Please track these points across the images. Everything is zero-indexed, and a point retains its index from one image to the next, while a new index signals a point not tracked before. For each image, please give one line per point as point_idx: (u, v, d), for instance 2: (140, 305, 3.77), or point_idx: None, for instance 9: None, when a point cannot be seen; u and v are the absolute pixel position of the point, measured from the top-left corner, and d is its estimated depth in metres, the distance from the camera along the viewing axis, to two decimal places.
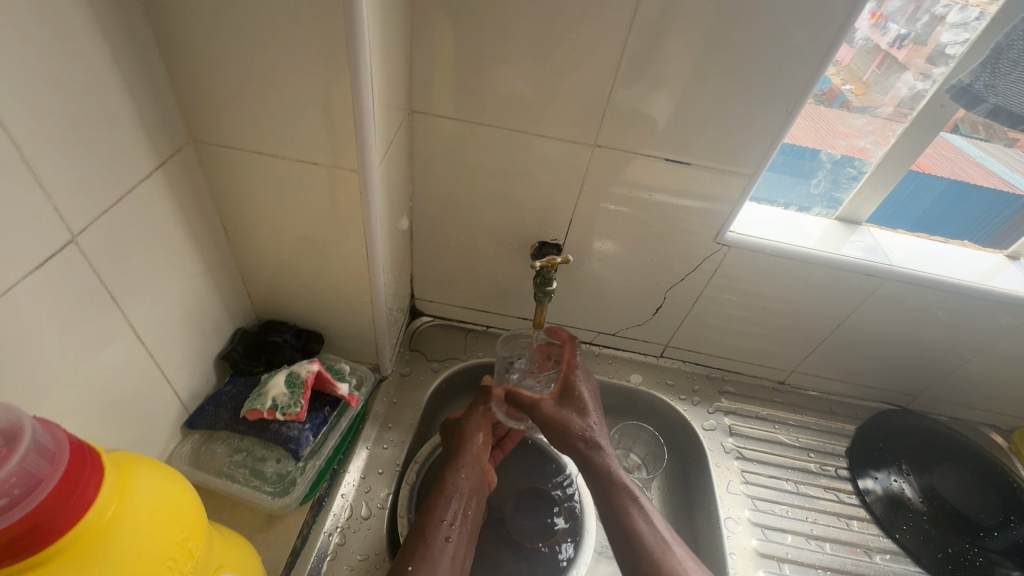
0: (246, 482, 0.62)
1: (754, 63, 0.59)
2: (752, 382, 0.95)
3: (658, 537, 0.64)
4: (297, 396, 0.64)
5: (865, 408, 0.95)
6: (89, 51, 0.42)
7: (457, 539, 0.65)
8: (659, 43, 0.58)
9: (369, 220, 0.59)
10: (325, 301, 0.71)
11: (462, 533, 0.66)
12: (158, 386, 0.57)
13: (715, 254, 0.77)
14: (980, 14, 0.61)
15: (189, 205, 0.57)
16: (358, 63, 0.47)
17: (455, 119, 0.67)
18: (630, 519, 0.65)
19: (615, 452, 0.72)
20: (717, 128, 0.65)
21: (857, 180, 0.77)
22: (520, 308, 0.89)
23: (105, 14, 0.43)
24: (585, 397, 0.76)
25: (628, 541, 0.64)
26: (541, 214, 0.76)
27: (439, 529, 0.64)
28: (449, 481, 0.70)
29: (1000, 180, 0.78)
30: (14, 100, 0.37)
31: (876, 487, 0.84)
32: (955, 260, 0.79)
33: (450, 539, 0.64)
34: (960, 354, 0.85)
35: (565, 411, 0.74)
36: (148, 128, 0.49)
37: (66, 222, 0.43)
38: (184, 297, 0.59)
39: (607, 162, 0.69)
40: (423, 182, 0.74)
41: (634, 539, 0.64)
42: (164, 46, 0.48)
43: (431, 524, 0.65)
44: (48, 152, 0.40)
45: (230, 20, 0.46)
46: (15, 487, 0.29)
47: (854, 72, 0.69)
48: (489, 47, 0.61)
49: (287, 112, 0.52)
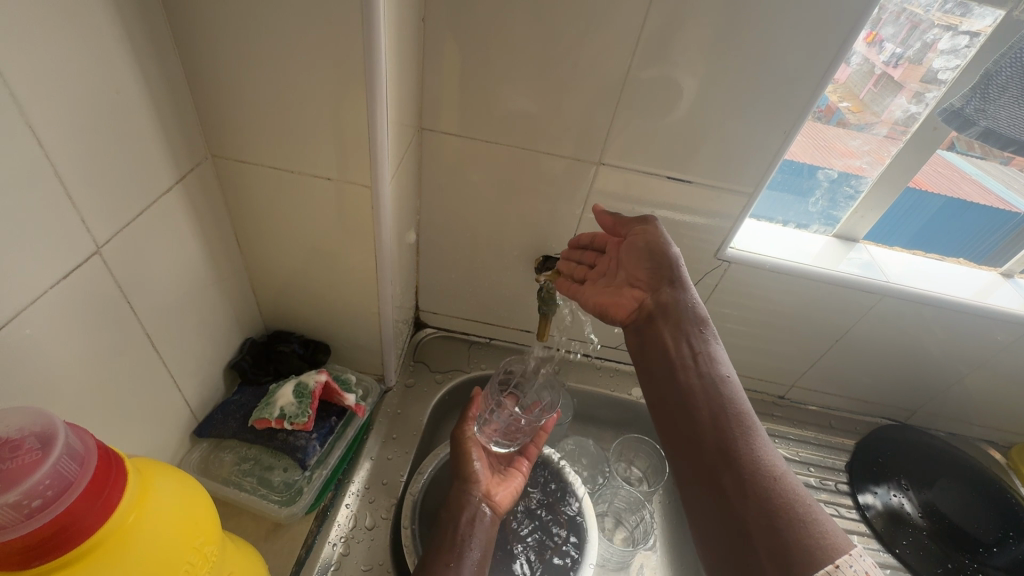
0: (254, 490, 0.63)
1: (753, 84, 0.61)
2: (751, 397, 0.96)
3: (778, 462, 0.49)
4: (304, 406, 0.66)
5: (865, 423, 0.96)
6: (120, 71, 0.44)
7: (460, 565, 0.62)
8: (661, 64, 0.61)
9: (379, 233, 0.61)
10: (333, 313, 0.72)
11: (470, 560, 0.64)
12: (170, 394, 0.59)
13: (715, 269, 0.79)
14: (969, 41, 0.63)
15: (206, 217, 0.59)
16: (374, 83, 0.49)
17: (463, 136, 0.69)
18: (741, 446, 0.50)
19: (731, 367, 0.57)
20: (718, 147, 0.67)
21: (854, 199, 0.79)
22: (523, 321, 0.90)
23: (134, 36, 0.45)
24: (695, 297, 0.61)
25: (724, 469, 0.50)
26: (546, 230, 0.77)
27: (440, 554, 0.62)
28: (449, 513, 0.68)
29: (997, 198, 0.79)
30: (52, 118, 0.39)
31: (876, 502, 0.84)
32: (950, 277, 0.81)
33: (453, 565, 0.62)
34: (958, 370, 0.86)
35: (667, 308, 0.61)
36: (171, 143, 0.51)
37: (92, 233, 0.45)
38: (197, 307, 0.60)
39: (611, 180, 0.71)
40: (431, 197, 0.76)
41: (739, 472, 0.49)
42: (187, 65, 0.50)
43: (434, 552, 0.63)
44: (79, 164, 0.42)
45: (251, 42, 0.48)
46: (47, 490, 0.31)
47: (851, 90, 0.70)
48: (496, 68, 0.63)
49: (303, 130, 0.54)
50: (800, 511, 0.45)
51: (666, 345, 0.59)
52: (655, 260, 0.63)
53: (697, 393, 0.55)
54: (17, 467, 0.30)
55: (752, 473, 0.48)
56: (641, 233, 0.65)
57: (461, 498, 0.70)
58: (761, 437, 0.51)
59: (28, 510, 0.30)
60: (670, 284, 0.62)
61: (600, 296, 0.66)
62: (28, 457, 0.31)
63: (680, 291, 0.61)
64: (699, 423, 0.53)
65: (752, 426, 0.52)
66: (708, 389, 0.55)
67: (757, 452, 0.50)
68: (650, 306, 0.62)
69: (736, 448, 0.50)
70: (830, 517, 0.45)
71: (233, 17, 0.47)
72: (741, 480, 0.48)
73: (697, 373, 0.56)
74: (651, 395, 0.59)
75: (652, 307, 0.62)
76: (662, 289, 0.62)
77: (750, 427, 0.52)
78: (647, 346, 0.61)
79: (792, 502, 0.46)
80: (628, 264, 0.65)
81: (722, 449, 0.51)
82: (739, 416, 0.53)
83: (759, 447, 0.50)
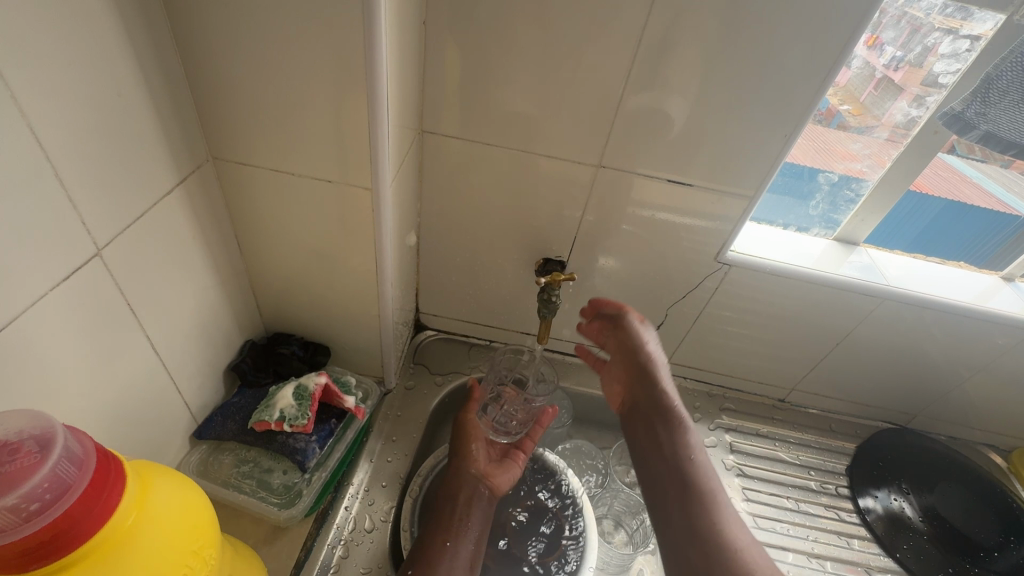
0: (253, 492, 0.63)
1: (753, 88, 0.61)
2: (752, 401, 0.96)
3: (742, 534, 0.54)
4: (304, 408, 0.65)
5: (865, 427, 0.96)
6: (122, 73, 0.44)
7: (456, 544, 0.65)
8: (661, 67, 0.61)
9: (380, 236, 0.61)
10: (333, 315, 0.72)
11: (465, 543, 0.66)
12: (170, 396, 0.59)
13: (716, 272, 0.79)
14: (970, 45, 0.63)
15: (207, 219, 0.59)
16: (375, 86, 0.49)
17: (463, 139, 0.69)
18: (705, 520, 0.55)
19: (702, 449, 0.62)
20: (719, 150, 0.67)
21: (855, 203, 0.79)
22: (523, 324, 0.90)
23: (135, 38, 0.45)
24: (668, 386, 0.67)
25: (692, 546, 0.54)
26: (546, 232, 0.77)
27: (437, 533, 0.65)
28: (446, 489, 0.70)
29: (997, 201, 0.79)
30: (53, 120, 0.39)
31: (877, 506, 0.84)
32: (951, 281, 0.81)
33: (450, 541, 0.65)
34: (959, 374, 0.86)
35: (642, 400, 0.68)
36: (172, 145, 0.51)
37: (93, 235, 0.45)
38: (197, 308, 0.60)
39: (611, 183, 0.71)
40: (431, 199, 0.76)
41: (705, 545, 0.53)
42: (189, 67, 0.50)
43: (432, 530, 0.65)
44: (80, 166, 0.42)
45: (253, 44, 0.48)
46: (46, 492, 0.31)
47: (852, 92, 0.70)
48: (497, 70, 0.63)
49: (304, 132, 0.54)
50: None
51: (641, 436, 0.66)
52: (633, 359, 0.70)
53: (669, 480, 0.60)
54: (16, 470, 0.30)
55: (715, 544, 0.53)
56: (623, 337, 0.72)
57: (459, 473, 0.72)
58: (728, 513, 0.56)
59: (26, 513, 0.30)
60: (642, 379, 0.69)
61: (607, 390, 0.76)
62: (27, 460, 0.31)
63: (653, 386, 0.67)
64: (670, 509, 0.58)
65: (720, 506, 0.56)
66: (677, 471, 0.60)
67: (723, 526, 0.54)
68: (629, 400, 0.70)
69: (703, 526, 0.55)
70: None
71: (235, 20, 0.47)
72: (704, 552, 0.53)
73: (667, 459, 0.62)
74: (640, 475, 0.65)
75: (630, 402, 0.70)
76: (637, 385, 0.69)
77: (720, 508, 0.56)
78: (631, 436, 0.68)
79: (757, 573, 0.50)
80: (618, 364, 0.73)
81: (689, 522, 0.56)
82: (707, 495, 0.57)
83: (724, 523, 0.55)
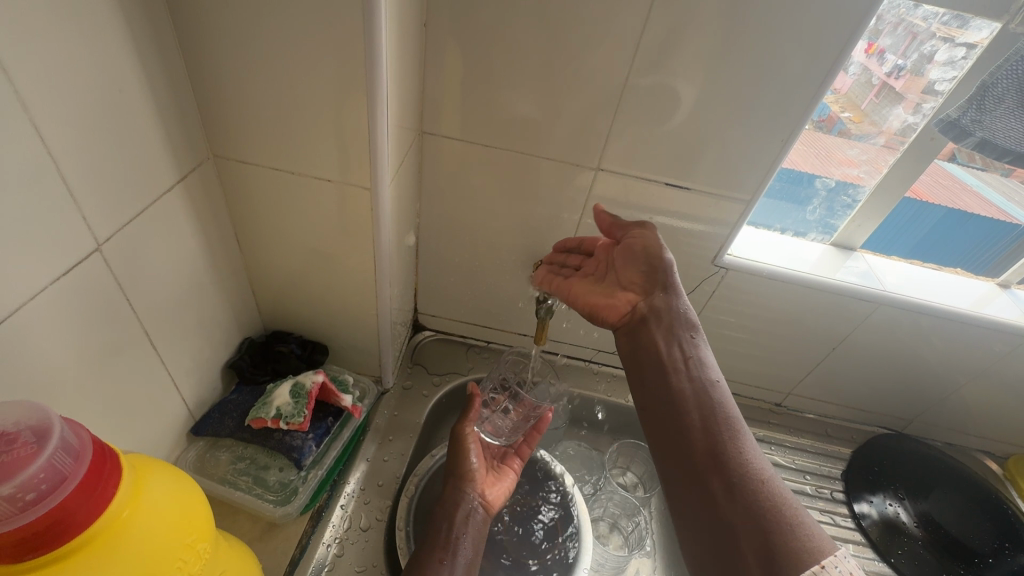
0: (249, 489, 0.64)
1: (750, 92, 0.62)
2: (748, 405, 0.96)
3: (766, 469, 0.52)
4: (301, 406, 0.65)
5: (862, 432, 0.96)
6: (124, 69, 0.45)
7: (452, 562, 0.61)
8: (660, 69, 0.61)
9: (378, 235, 0.61)
10: (331, 315, 0.72)
11: (464, 556, 0.63)
12: (167, 392, 0.59)
13: (713, 276, 0.79)
14: (967, 53, 0.63)
15: (207, 215, 0.59)
16: (375, 86, 0.50)
17: (462, 140, 0.70)
18: (731, 447, 0.53)
19: (720, 372, 0.60)
20: (715, 155, 0.67)
21: (851, 208, 0.79)
22: (521, 325, 0.90)
23: (138, 37, 0.45)
24: (687, 305, 0.64)
25: (716, 505, 0.50)
26: (545, 234, 0.78)
27: (434, 551, 0.61)
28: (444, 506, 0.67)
29: (997, 209, 0.79)
30: (56, 118, 0.40)
31: (872, 511, 0.84)
32: (946, 287, 0.81)
33: (446, 560, 0.61)
34: (955, 381, 0.86)
35: (655, 308, 0.64)
36: (173, 143, 0.52)
37: (94, 230, 0.45)
38: (196, 305, 0.60)
39: (610, 186, 0.72)
40: (430, 200, 0.76)
41: (729, 482, 0.51)
42: (191, 66, 0.51)
43: (428, 548, 0.62)
44: (84, 160, 0.43)
45: (252, 43, 0.49)
46: (42, 483, 0.31)
47: (853, 100, 0.71)
48: (497, 73, 0.64)
49: (302, 131, 0.54)
50: (780, 512, 0.47)
51: (660, 349, 0.62)
52: (648, 266, 0.64)
53: (694, 406, 0.57)
54: (12, 460, 0.31)
55: (737, 471, 0.51)
56: (638, 236, 0.65)
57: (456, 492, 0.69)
58: (750, 444, 0.54)
59: (22, 503, 0.30)
60: (664, 290, 0.64)
61: (591, 297, 0.68)
62: (23, 450, 0.31)
63: (671, 296, 0.64)
64: (690, 433, 0.55)
65: (735, 421, 0.55)
66: (700, 394, 0.57)
67: (747, 467, 0.51)
68: (645, 308, 0.64)
69: (727, 466, 0.51)
70: (814, 522, 0.47)
71: (236, 19, 0.47)
72: (728, 481, 0.51)
73: (686, 380, 0.59)
74: (646, 417, 0.60)
75: (645, 311, 0.64)
76: (655, 294, 0.64)
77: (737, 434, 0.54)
78: (640, 348, 0.63)
79: (802, 541, 0.45)
80: (618, 267, 0.67)
81: (711, 448, 0.53)
82: (729, 422, 0.55)
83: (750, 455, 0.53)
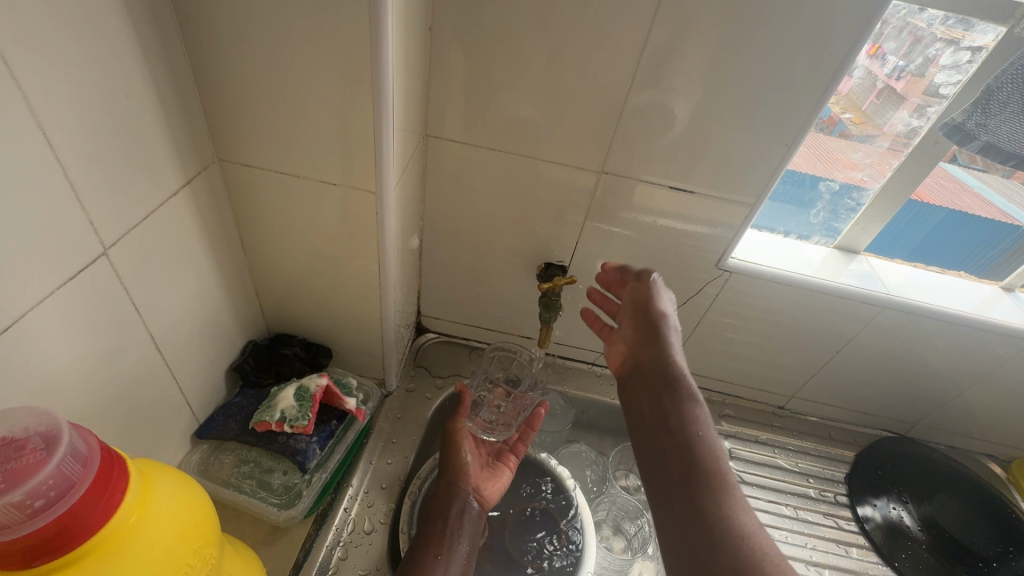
0: (253, 492, 0.64)
1: (754, 96, 0.62)
2: (751, 408, 0.96)
3: (753, 531, 0.45)
4: (305, 409, 0.66)
5: (865, 435, 0.96)
6: (131, 75, 0.45)
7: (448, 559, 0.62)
8: (663, 73, 0.61)
9: (382, 238, 0.61)
10: (334, 317, 0.72)
11: (459, 553, 0.64)
12: (172, 395, 0.59)
13: (716, 280, 0.79)
14: (971, 56, 0.63)
15: (212, 219, 0.59)
16: (381, 91, 0.50)
17: (466, 143, 0.70)
18: (710, 507, 0.47)
19: (712, 428, 0.53)
20: (719, 159, 0.67)
21: (855, 212, 0.79)
22: (524, 328, 0.90)
23: (144, 43, 0.46)
24: (678, 356, 0.58)
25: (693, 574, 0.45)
26: (548, 237, 0.78)
27: (431, 546, 0.62)
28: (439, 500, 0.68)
29: (998, 211, 0.79)
30: (63, 123, 0.40)
31: (875, 515, 0.84)
32: (949, 291, 0.81)
33: (442, 555, 0.62)
34: (958, 384, 0.86)
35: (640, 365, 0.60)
36: (179, 147, 0.52)
37: (100, 234, 0.45)
38: (201, 308, 0.61)
39: (613, 189, 0.72)
40: (433, 202, 0.76)
41: (707, 542, 0.46)
42: (196, 70, 0.51)
43: (425, 542, 0.63)
44: (91, 164, 0.43)
45: (258, 47, 0.49)
46: (50, 490, 0.31)
47: (854, 101, 0.71)
48: (501, 76, 0.64)
49: (307, 135, 0.54)
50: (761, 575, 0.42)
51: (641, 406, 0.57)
52: (641, 316, 0.63)
53: (672, 465, 0.51)
54: (21, 467, 0.31)
55: (719, 532, 0.46)
56: (632, 290, 0.65)
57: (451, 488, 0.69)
58: (739, 500, 0.48)
59: (30, 510, 0.30)
60: (651, 343, 0.60)
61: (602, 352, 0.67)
62: (32, 457, 0.31)
63: (660, 350, 0.59)
64: (669, 493, 0.50)
65: (720, 477, 0.49)
66: (679, 447, 0.52)
67: (731, 528, 0.46)
68: (633, 363, 0.61)
69: (705, 525, 0.46)
70: None
71: (242, 24, 0.47)
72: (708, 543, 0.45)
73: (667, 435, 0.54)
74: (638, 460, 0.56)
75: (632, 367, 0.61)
76: (643, 350, 0.60)
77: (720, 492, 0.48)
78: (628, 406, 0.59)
79: None
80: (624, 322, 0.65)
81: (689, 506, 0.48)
82: (711, 476, 0.49)
83: (734, 510, 0.47)
